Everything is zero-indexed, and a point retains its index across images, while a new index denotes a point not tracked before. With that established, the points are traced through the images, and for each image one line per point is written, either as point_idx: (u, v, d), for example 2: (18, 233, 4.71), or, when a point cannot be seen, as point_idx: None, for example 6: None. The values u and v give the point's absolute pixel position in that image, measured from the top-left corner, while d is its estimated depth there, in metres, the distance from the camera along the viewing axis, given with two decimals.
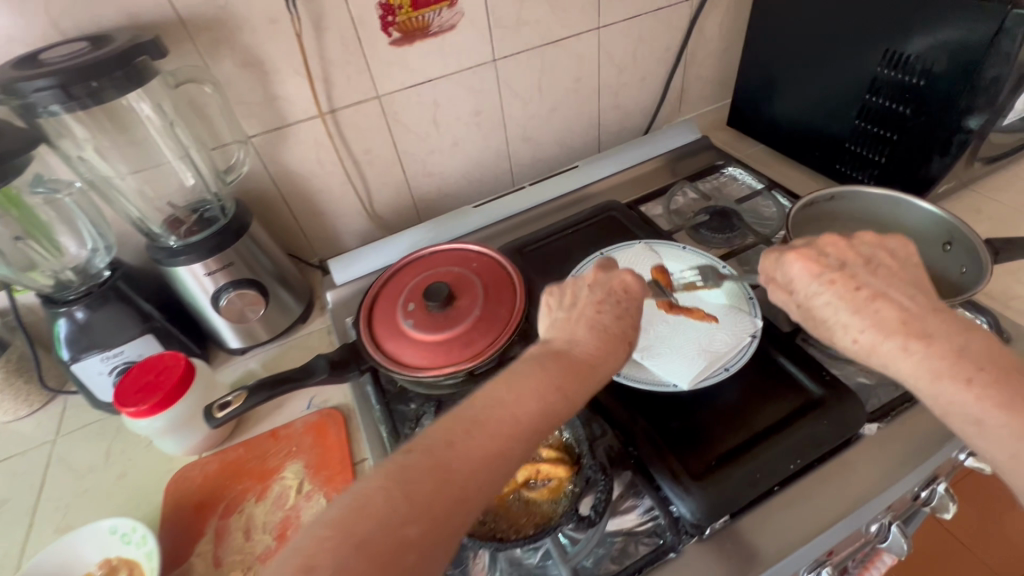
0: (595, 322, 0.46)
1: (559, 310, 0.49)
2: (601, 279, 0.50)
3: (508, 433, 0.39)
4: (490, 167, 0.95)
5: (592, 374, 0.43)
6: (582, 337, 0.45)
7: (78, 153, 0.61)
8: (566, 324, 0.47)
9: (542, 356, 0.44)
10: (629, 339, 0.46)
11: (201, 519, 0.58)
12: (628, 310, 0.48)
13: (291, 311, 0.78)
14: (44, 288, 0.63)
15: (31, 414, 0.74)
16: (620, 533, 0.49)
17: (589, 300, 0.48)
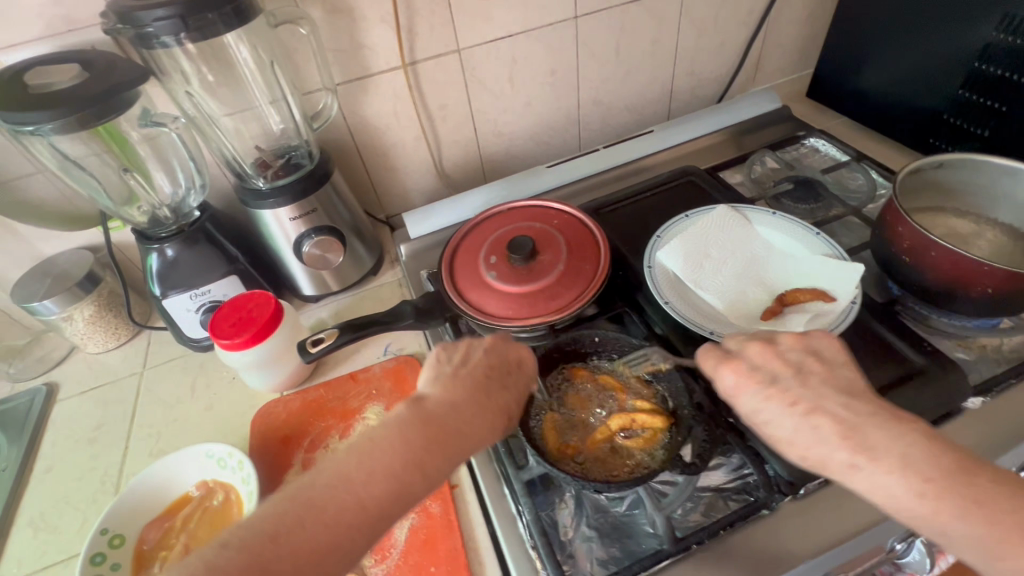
0: (479, 387, 0.44)
1: (446, 366, 0.46)
2: (495, 346, 0.48)
3: (365, 514, 0.36)
4: (559, 130, 0.93)
5: (459, 447, 0.40)
6: (458, 401, 0.43)
7: (186, 88, 0.63)
8: (448, 383, 0.44)
9: (411, 416, 0.41)
10: (509, 414, 0.44)
11: (288, 452, 0.60)
12: (513, 381, 0.46)
13: (363, 263, 0.79)
14: (140, 223, 0.65)
15: (119, 346, 0.77)
16: (709, 489, 0.50)
17: (480, 362, 0.46)
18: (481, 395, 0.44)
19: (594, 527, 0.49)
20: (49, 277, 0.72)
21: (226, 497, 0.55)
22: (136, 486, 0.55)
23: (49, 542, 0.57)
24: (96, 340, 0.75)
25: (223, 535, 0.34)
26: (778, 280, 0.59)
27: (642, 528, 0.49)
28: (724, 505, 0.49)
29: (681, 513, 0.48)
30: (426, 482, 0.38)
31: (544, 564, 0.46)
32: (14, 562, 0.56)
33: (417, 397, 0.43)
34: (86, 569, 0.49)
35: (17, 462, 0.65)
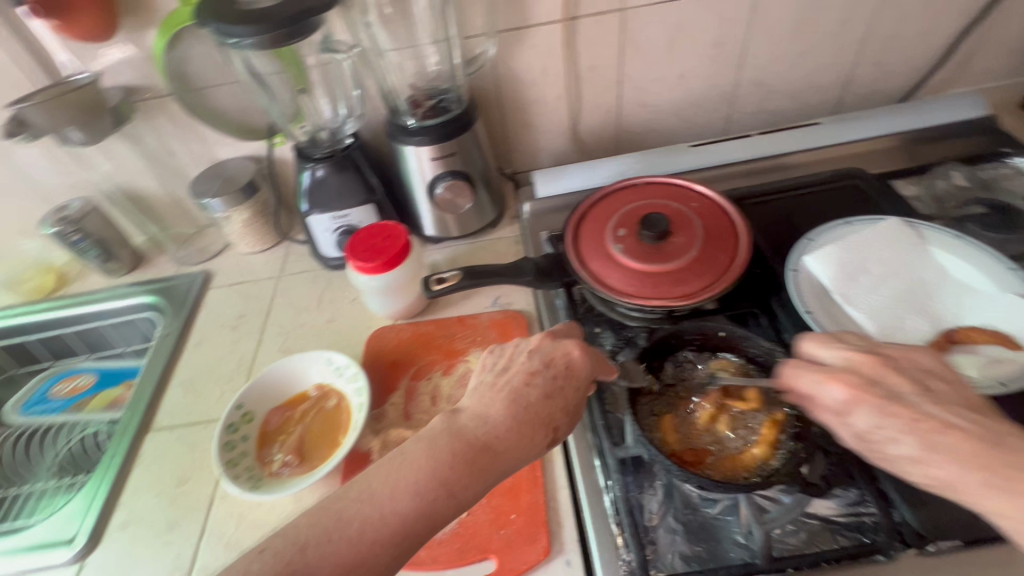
0: (517, 397, 0.45)
1: (488, 375, 0.48)
2: (546, 347, 0.49)
3: (390, 530, 0.37)
4: (708, 109, 0.86)
5: (495, 462, 0.42)
6: (494, 415, 0.44)
7: (364, 19, 0.66)
8: (487, 394, 0.46)
9: (445, 431, 0.43)
10: (551, 424, 0.45)
11: (395, 376, 0.64)
12: (566, 389, 0.47)
13: (485, 214, 0.80)
14: (301, 141, 0.71)
15: (263, 251, 0.87)
16: (816, 517, 0.46)
17: (522, 367, 0.47)
18: (518, 407, 0.45)
19: (680, 521, 0.47)
20: (220, 179, 0.81)
21: (338, 403, 0.61)
22: (272, 371, 0.62)
23: (194, 405, 0.67)
24: (247, 241, 0.85)
25: (263, 542, 0.36)
26: (948, 311, 0.52)
27: (731, 536, 0.46)
28: (831, 540, 0.44)
29: (779, 533, 0.45)
30: (460, 498, 0.40)
31: (625, 541, 0.45)
32: (168, 414, 0.67)
33: (455, 411, 0.45)
34: (223, 433, 0.57)
35: (175, 332, 0.77)
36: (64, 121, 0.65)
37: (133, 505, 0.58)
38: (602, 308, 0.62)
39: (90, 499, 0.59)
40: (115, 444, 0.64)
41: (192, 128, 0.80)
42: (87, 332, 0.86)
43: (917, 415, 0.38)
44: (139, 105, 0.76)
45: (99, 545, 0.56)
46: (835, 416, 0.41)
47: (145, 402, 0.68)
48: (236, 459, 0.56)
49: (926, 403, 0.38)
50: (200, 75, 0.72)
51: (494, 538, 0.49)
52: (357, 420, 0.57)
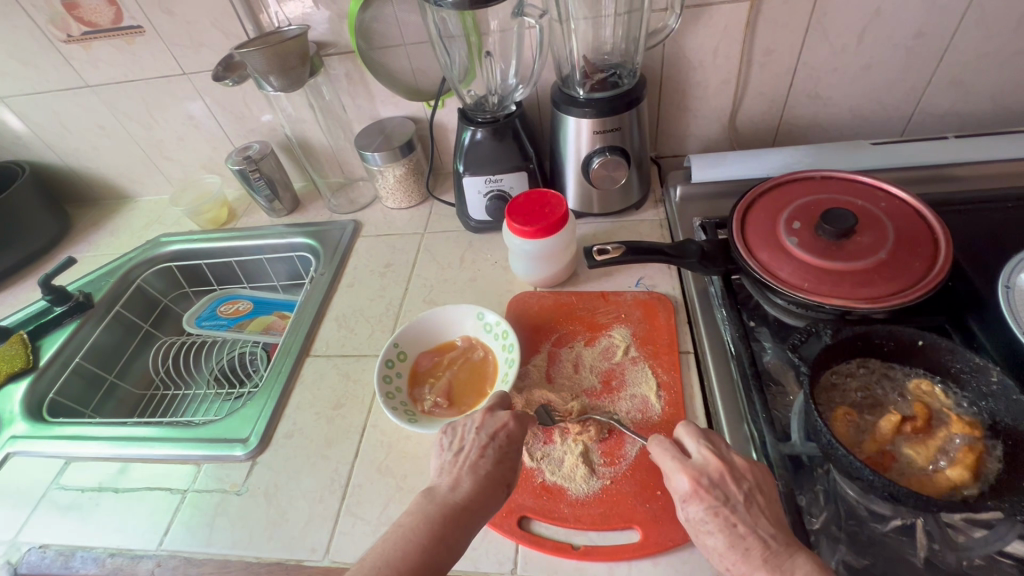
0: (477, 466, 0.46)
1: (446, 453, 0.48)
2: (486, 421, 0.49)
3: None
4: (889, 106, 0.79)
5: (473, 517, 0.43)
6: (466, 482, 0.44)
7: None
8: (452, 468, 0.46)
9: (422, 502, 0.43)
10: (508, 481, 0.46)
11: (538, 339, 0.65)
12: (512, 455, 0.47)
13: (632, 194, 0.79)
14: (467, 103, 0.74)
15: (408, 208, 0.91)
16: (1013, 557, 0.41)
17: (475, 441, 0.47)
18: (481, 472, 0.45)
19: (846, 531, 0.45)
20: (382, 135, 0.86)
21: (484, 356, 0.63)
22: (425, 318, 0.66)
23: (348, 338, 0.73)
24: (396, 198, 0.90)
25: None
26: None
27: (906, 557, 0.43)
28: None
29: (966, 565, 0.42)
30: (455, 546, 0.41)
31: None
32: (324, 343, 0.73)
33: (427, 488, 0.45)
34: (382, 367, 0.61)
35: (329, 273, 0.83)
36: (271, 68, 0.72)
37: (295, 418, 0.65)
38: (758, 299, 0.61)
39: (260, 408, 0.66)
40: (280, 362, 0.71)
41: (364, 85, 0.85)
42: (249, 263, 0.96)
43: (733, 519, 0.40)
44: (324, 59, 0.82)
45: (267, 448, 0.62)
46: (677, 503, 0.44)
47: (304, 330, 0.75)
48: (392, 392, 0.60)
49: None
50: (384, 35, 0.77)
51: (639, 511, 0.49)
52: (506, 374, 0.60)
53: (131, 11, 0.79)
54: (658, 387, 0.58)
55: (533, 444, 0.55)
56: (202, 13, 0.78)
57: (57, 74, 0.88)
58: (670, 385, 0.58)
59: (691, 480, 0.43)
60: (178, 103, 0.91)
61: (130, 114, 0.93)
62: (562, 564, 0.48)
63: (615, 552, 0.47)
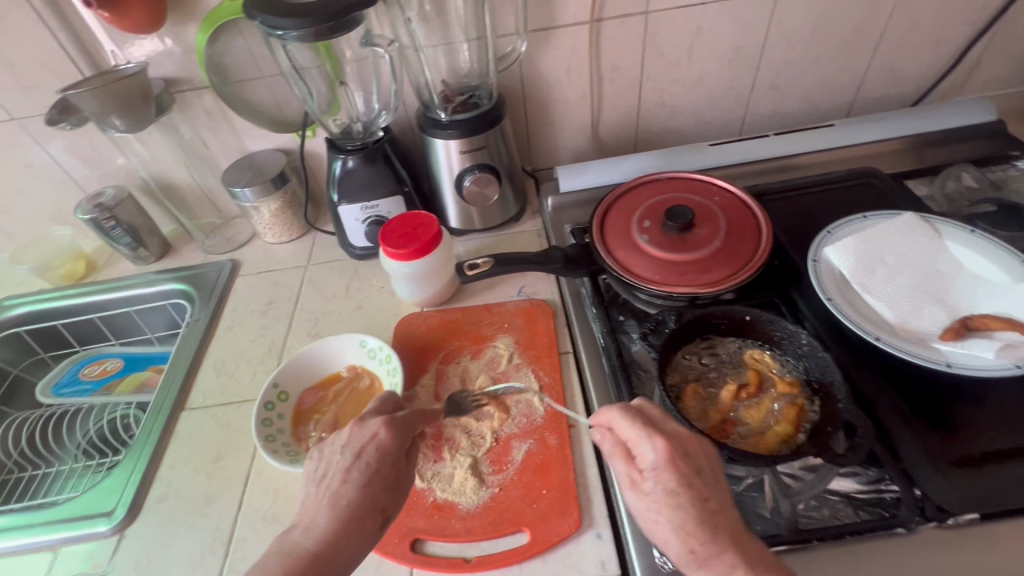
0: (337, 499, 0.44)
1: (309, 482, 0.46)
2: (354, 437, 0.47)
3: None
4: (725, 111, 0.89)
5: (331, 562, 0.41)
6: (320, 523, 0.43)
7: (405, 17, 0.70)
8: (310, 506, 0.44)
9: (276, 552, 0.42)
10: (379, 508, 0.45)
11: (425, 359, 0.66)
12: (381, 471, 0.46)
13: (509, 208, 0.82)
14: (334, 132, 0.74)
15: (290, 241, 0.89)
16: (837, 494, 0.48)
17: (336, 467, 0.46)
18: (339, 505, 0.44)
19: None
20: (251, 169, 0.83)
21: (371, 383, 0.63)
22: (306, 352, 0.64)
23: (227, 384, 0.69)
24: (275, 232, 0.87)
25: None
26: (963, 302, 0.54)
27: (756, 511, 0.48)
28: (852, 514, 0.46)
29: (803, 508, 0.47)
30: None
31: None
32: (201, 393, 0.69)
33: (286, 531, 0.44)
34: (261, 410, 0.59)
35: (205, 318, 0.78)
36: (109, 108, 0.67)
37: (169, 479, 0.60)
38: (625, 296, 0.65)
39: (127, 474, 0.61)
40: (150, 421, 0.66)
41: (226, 119, 0.83)
42: (115, 317, 0.88)
43: (705, 495, 0.40)
44: (177, 96, 0.79)
45: (137, 517, 0.57)
46: (638, 471, 0.42)
47: (178, 383, 0.70)
48: (273, 434, 0.58)
49: None
50: (239, 69, 0.75)
51: (526, 512, 0.51)
52: None
53: None
54: (541, 389, 0.60)
55: (424, 464, 0.56)
56: (26, 53, 0.72)
57: None
58: (552, 386, 0.61)
59: (666, 447, 0.41)
60: (10, 152, 0.82)
61: None
62: None
63: (505, 557, 0.48)
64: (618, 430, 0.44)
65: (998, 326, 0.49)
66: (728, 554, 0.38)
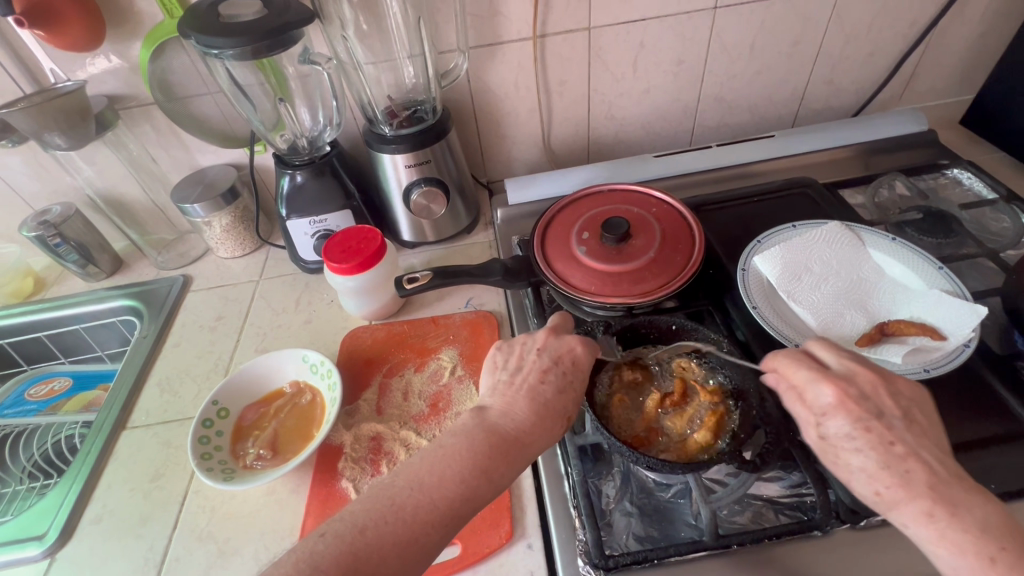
0: (535, 394, 0.46)
1: (502, 373, 0.49)
2: (551, 345, 0.50)
3: (439, 510, 0.39)
4: (674, 122, 0.91)
5: (522, 454, 0.43)
6: (518, 411, 0.45)
7: (342, 33, 0.71)
8: (506, 391, 0.47)
9: (478, 427, 0.44)
10: (567, 415, 0.46)
11: (369, 373, 0.66)
12: (577, 380, 0.48)
13: (460, 220, 0.82)
14: (281, 148, 0.74)
15: (244, 255, 0.88)
16: (760, 497, 0.49)
17: (535, 365, 0.48)
18: (537, 402, 0.46)
19: (636, 505, 0.50)
20: (201, 184, 0.83)
21: (312, 399, 0.63)
22: (248, 367, 0.64)
23: (171, 403, 0.68)
24: (227, 247, 0.87)
25: (325, 526, 0.38)
26: (882, 308, 0.56)
27: (682, 517, 0.49)
28: (773, 518, 0.48)
29: (726, 513, 0.48)
30: (470, 498, 0.40)
31: (582, 522, 0.48)
32: (144, 412, 0.68)
33: (480, 408, 0.46)
34: (198, 428, 0.58)
35: (152, 335, 0.77)
36: (46, 126, 0.67)
37: (105, 500, 0.59)
38: (568, 307, 0.65)
39: (62, 496, 0.60)
40: (90, 442, 0.65)
41: (175, 135, 0.82)
42: (63, 335, 0.87)
43: (890, 439, 0.39)
44: (123, 112, 0.78)
45: (70, 540, 0.56)
46: (813, 415, 0.42)
47: (120, 402, 0.69)
48: (210, 452, 0.58)
49: (872, 394, 0.41)
50: (183, 85, 0.75)
51: None
52: (329, 413, 0.59)
53: None
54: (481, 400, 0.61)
55: (361, 479, 0.56)
56: None
57: None
58: None
59: (838, 392, 0.41)
60: None
61: None
62: None
63: (435, 570, 0.49)
64: (787, 374, 0.44)
65: (909, 330, 0.51)
66: (925, 503, 0.36)
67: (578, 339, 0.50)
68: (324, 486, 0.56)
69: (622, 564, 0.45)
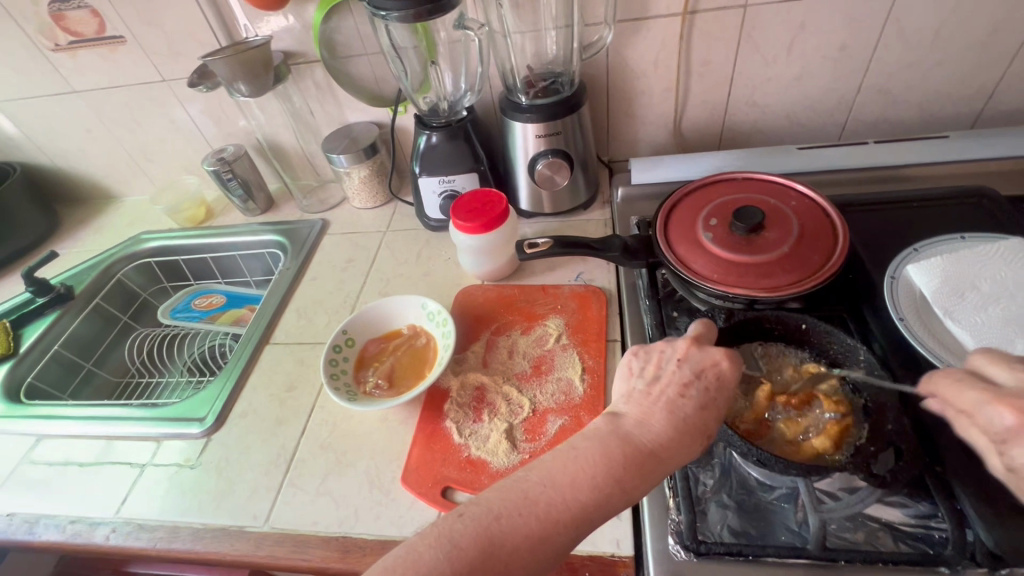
0: (675, 407, 0.44)
1: (637, 383, 0.47)
2: (693, 358, 0.47)
3: (571, 512, 0.39)
4: (824, 114, 0.83)
5: (660, 467, 0.41)
6: (656, 422, 0.43)
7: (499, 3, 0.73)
8: (643, 402, 0.45)
9: (612, 434, 0.43)
10: (708, 434, 0.43)
11: (479, 329, 0.70)
12: (720, 400, 0.45)
13: (579, 196, 0.83)
14: (422, 109, 0.80)
15: (374, 207, 0.96)
16: (878, 520, 0.45)
17: (675, 377, 0.46)
18: (677, 417, 0.44)
19: (735, 499, 0.49)
20: (348, 137, 0.91)
21: (426, 342, 0.68)
22: (373, 307, 0.71)
23: (306, 328, 0.78)
24: (362, 198, 0.95)
25: (461, 507, 0.39)
26: None
27: (784, 522, 0.47)
28: (890, 543, 0.44)
29: (836, 527, 0.45)
30: (602, 504, 0.39)
31: (677, 504, 0.48)
32: (284, 332, 0.78)
33: (614, 415, 0.45)
34: (329, 351, 0.66)
35: (295, 268, 0.88)
36: (237, 75, 0.78)
37: (249, 400, 0.69)
38: (682, 293, 0.64)
39: (218, 391, 0.71)
40: (241, 350, 0.76)
41: (331, 92, 0.91)
42: (224, 259, 1.01)
43: None
44: (293, 68, 0.88)
45: (222, 427, 0.67)
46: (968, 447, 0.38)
47: (266, 321, 0.79)
48: (337, 374, 0.65)
49: None
50: (347, 45, 0.82)
51: None
52: (441, 357, 0.64)
53: (114, 23, 0.85)
54: (583, 370, 0.62)
55: (464, 422, 0.60)
56: (180, 24, 0.84)
57: (44, 79, 0.94)
58: (593, 370, 0.62)
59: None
60: (158, 109, 0.96)
61: (113, 118, 0.99)
62: None
63: None
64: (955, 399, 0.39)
65: None
66: None
67: (722, 354, 0.47)
68: (430, 422, 0.61)
69: (715, 552, 0.44)
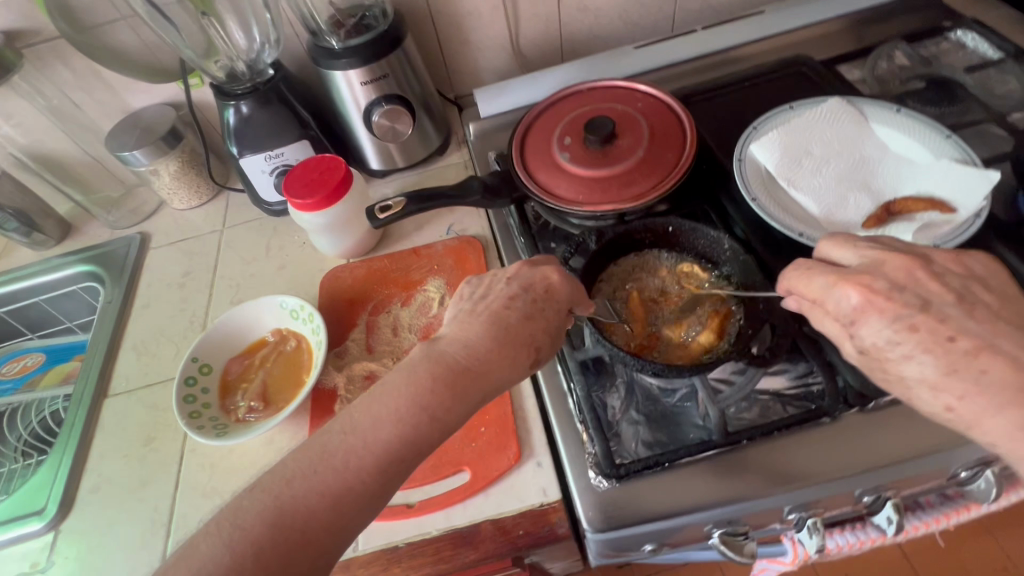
0: (496, 320, 0.43)
1: (465, 303, 0.45)
2: (521, 273, 0.46)
3: (376, 456, 0.36)
4: (652, 9, 0.82)
5: (476, 386, 0.40)
6: (473, 338, 0.42)
7: None
8: (466, 320, 0.43)
9: (424, 359, 0.41)
10: (532, 344, 0.42)
11: (353, 312, 0.63)
12: (547, 308, 0.44)
13: (430, 141, 0.76)
14: (218, 78, 0.66)
15: (202, 205, 0.81)
16: (768, 392, 0.48)
17: (502, 291, 0.45)
18: (497, 329, 0.42)
19: (643, 413, 0.49)
20: (137, 128, 0.75)
21: (298, 345, 0.60)
22: (222, 321, 0.60)
23: (150, 365, 0.65)
24: (180, 197, 0.79)
25: (255, 479, 0.36)
26: (886, 185, 0.52)
27: (690, 420, 0.48)
28: (781, 409, 0.47)
29: (734, 410, 0.47)
30: (411, 439, 0.37)
31: (590, 436, 0.47)
32: (124, 378, 0.65)
33: (432, 339, 0.43)
34: (181, 387, 0.56)
35: (118, 299, 0.72)
36: None
37: (98, 470, 0.57)
38: (555, 222, 0.62)
39: (53, 471, 0.58)
40: (72, 414, 0.62)
41: (95, 75, 0.73)
42: (25, 310, 0.81)
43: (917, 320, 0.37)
44: (28, 52, 0.69)
45: (72, 512, 0.55)
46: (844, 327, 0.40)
47: (96, 371, 0.65)
48: (198, 410, 0.55)
49: (894, 276, 0.39)
50: (91, 11, 0.65)
51: (465, 451, 0.50)
52: (316, 357, 0.57)
53: None
54: None
55: None
56: None
57: None
58: None
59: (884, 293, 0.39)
60: None
61: None
62: (399, 527, 0.48)
63: (448, 498, 0.48)
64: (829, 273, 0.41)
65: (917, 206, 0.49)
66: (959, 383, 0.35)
67: (552, 267, 0.47)
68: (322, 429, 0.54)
69: (634, 471, 0.44)
